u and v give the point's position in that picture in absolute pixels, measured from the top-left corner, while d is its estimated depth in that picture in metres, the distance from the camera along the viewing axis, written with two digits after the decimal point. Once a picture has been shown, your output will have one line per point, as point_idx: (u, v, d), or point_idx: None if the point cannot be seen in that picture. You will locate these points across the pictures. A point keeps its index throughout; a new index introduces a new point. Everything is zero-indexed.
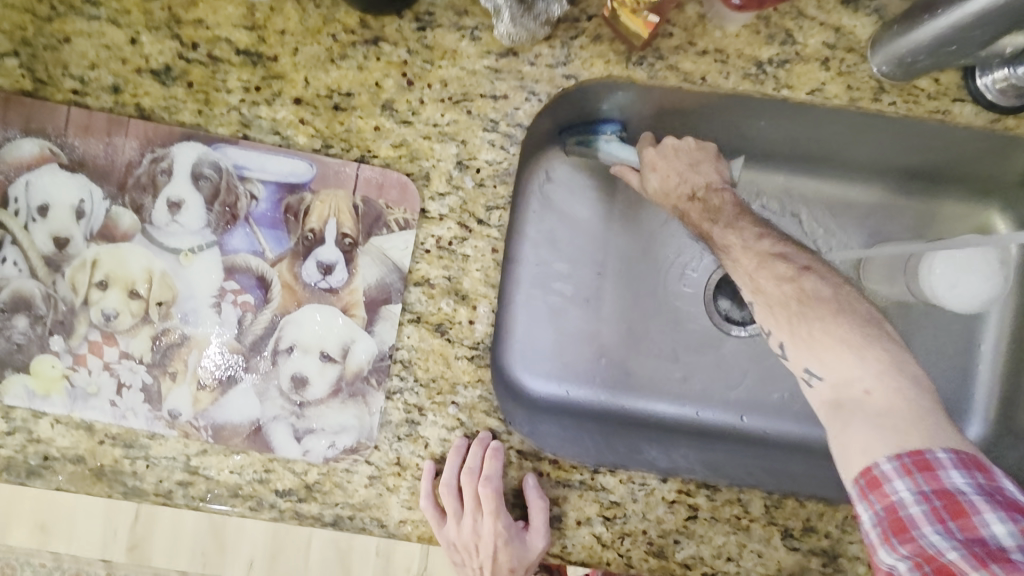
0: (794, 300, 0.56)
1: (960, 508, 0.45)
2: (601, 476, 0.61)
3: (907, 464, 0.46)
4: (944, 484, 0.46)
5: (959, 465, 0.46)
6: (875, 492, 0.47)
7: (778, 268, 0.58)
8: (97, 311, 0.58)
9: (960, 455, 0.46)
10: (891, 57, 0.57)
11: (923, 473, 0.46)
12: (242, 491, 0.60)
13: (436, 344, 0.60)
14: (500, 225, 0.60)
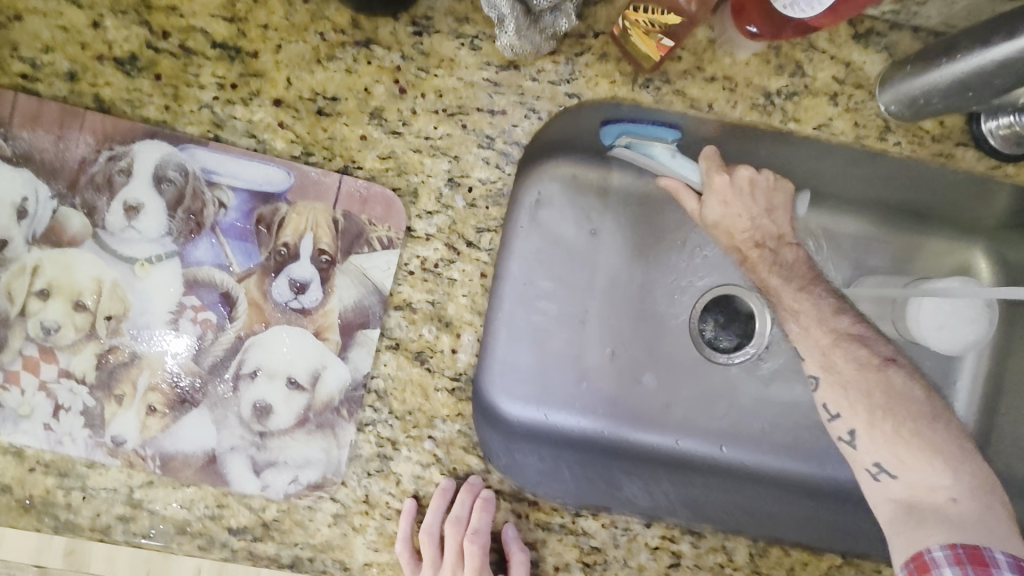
0: (880, 392, 0.53)
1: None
2: (583, 519, 0.57)
3: (959, 555, 0.45)
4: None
5: (1012, 568, 0.44)
6: None
7: (858, 355, 0.54)
8: (36, 323, 0.52)
9: (1017, 562, 0.45)
10: (902, 97, 0.55)
11: (951, 565, 0.44)
12: (191, 527, 0.54)
13: (414, 373, 0.55)
14: (490, 248, 0.56)
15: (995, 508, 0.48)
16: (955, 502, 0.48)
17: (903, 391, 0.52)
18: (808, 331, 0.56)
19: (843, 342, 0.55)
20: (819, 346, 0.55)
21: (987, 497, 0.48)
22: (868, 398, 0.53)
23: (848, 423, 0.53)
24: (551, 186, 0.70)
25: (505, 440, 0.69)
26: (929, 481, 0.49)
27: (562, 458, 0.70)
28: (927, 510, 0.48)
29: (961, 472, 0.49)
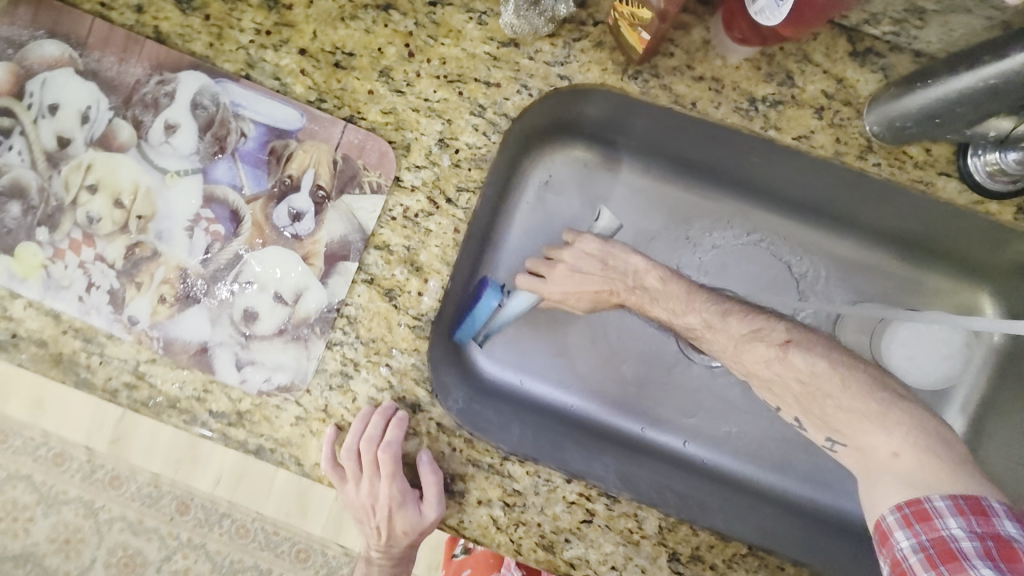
0: (794, 382, 0.61)
1: (950, 551, 0.48)
2: (509, 463, 0.63)
3: (906, 515, 0.51)
4: (938, 529, 0.49)
5: (956, 512, 0.49)
6: (885, 545, 0.52)
7: (757, 351, 0.63)
8: (83, 212, 0.62)
9: (958, 502, 0.49)
10: (882, 118, 0.56)
11: (902, 527, 0.51)
12: (180, 403, 0.64)
13: (382, 307, 0.62)
14: (466, 207, 0.62)
15: (933, 449, 0.53)
16: (897, 455, 0.53)
17: (803, 369, 0.59)
18: (723, 347, 0.66)
19: (745, 343, 0.64)
20: (727, 351, 0.65)
21: (920, 440, 0.53)
22: (785, 390, 0.61)
23: (790, 412, 0.63)
24: (559, 172, 0.84)
25: (466, 382, 0.78)
26: (863, 444, 0.56)
27: (526, 412, 0.80)
28: (877, 468, 0.54)
29: (891, 427, 0.55)
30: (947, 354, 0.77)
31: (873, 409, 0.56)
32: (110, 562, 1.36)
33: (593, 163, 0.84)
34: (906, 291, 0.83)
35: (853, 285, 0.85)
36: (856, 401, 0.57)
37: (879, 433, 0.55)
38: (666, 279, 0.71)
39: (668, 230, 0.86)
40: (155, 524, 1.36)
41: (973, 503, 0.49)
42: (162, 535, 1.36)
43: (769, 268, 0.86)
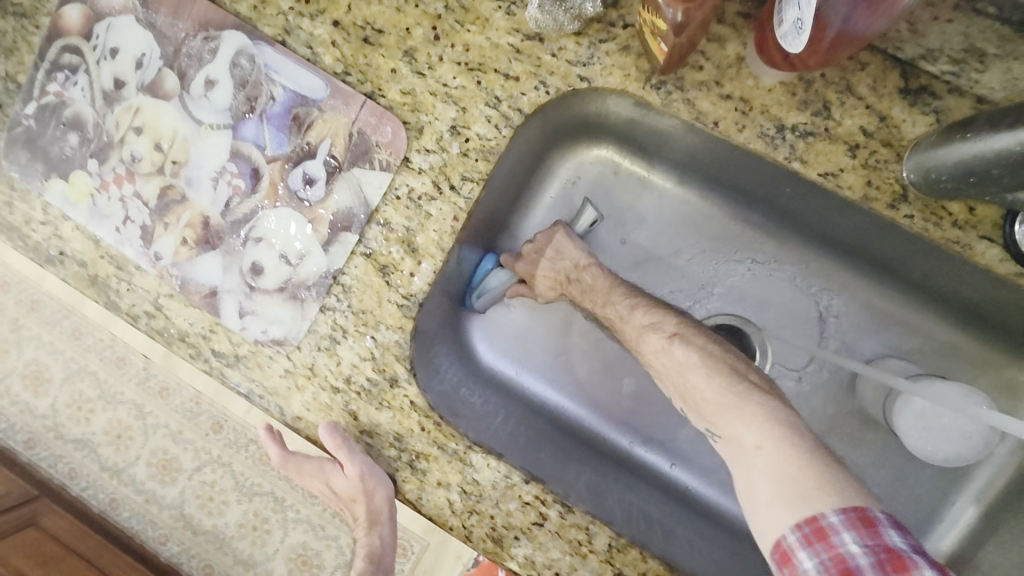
0: (676, 373, 0.64)
1: (848, 568, 0.47)
2: (473, 453, 0.65)
3: (806, 533, 0.49)
4: (835, 546, 0.47)
5: (850, 525, 0.47)
6: (788, 565, 0.50)
7: (652, 341, 0.67)
8: (128, 151, 0.68)
9: (849, 515, 0.48)
10: (919, 166, 0.53)
11: (805, 546, 0.49)
12: (188, 338, 0.69)
13: (375, 281, 0.65)
14: (468, 197, 0.63)
15: (790, 438, 0.54)
16: (761, 447, 0.55)
17: (682, 361, 0.63)
18: (624, 331, 0.70)
19: (643, 333, 0.68)
20: (631, 342, 0.70)
21: (778, 430, 0.55)
22: (676, 382, 0.65)
23: (702, 422, 0.63)
24: (588, 173, 0.83)
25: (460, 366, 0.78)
26: (734, 434, 0.58)
27: (517, 403, 0.80)
28: (745, 459, 0.56)
29: (746, 413, 0.57)
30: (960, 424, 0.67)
31: (733, 401, 0.59)
32: (151, 462, 1.48)
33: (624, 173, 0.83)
34: (949, 357, 0.76)
35: (889, 337, 0.78)
36: (716, 390, 0.60)
37: (740, 421, 0.57)
38: (598, 275, 0.74)
39: (695, 248, 0.83)
40: (192, 436, 1.47)
41: (861, 515, 0.48)
42: (197, 447, 1.47)
43: (795, 304, 0.81)
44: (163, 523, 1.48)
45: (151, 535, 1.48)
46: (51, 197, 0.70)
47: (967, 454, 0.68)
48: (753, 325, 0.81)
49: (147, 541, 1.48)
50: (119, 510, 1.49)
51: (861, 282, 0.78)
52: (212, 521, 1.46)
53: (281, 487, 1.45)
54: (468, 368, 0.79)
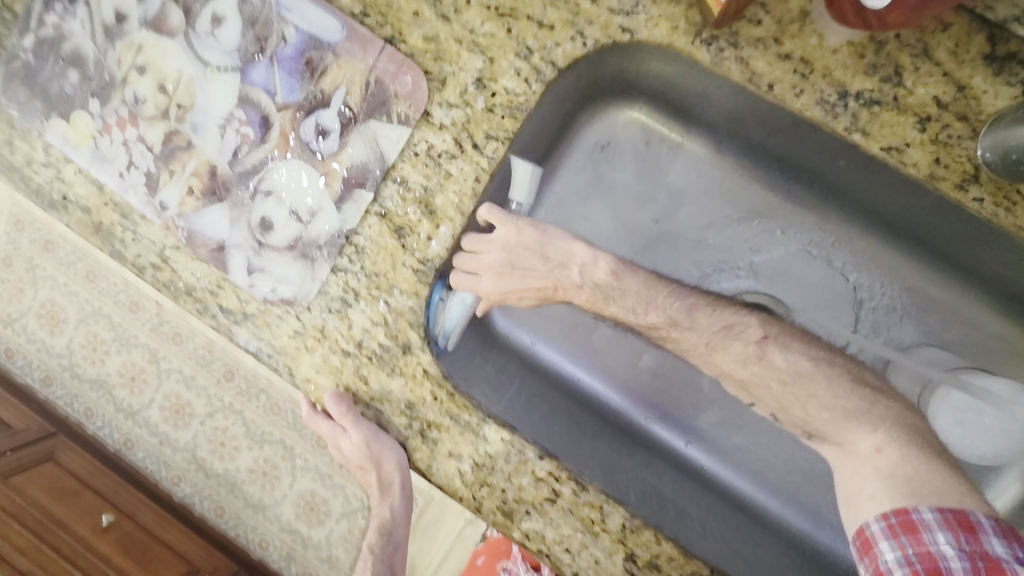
0: (743, 369, 0.65)
1: (937, 567, 0.50)
2: (486, 425, 0.63)
3: (893, 525, 0.54)
4: (924, 543, 0.51)
5: (943, 524, 0.52)
6: (868, 553, 0.55)
7: (734, 350, 0.66)
8: (131, 92, 0.64)
9: (946, 515, 0.52)
10: (998, 144, 0.49)
11: (889, 539, 0.53)
12: (195, 294, 0.66)
13: (390, 243, 0.61)
14: (492, 157, 0.59)
15: (880, 434, 0.60)
16: (837, 429, 0.61)
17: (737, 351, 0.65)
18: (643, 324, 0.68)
19: (669, 327, 0.67)
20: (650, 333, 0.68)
21: (858, 420, 0.61)
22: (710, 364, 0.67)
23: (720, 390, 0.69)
24: (618, 135, 0.78)
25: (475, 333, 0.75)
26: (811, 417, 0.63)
27: (532, 375, 0.77)
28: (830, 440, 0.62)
29: (834, 408, 0.62)
30: (991, 427, 0.64)
31: (803, 380, 0.63)
32: (165, 405, 1.50)
33: (657, 145, 0.78)
34: (991, 348, 0.72)
35: (928, 324, 0.74)
36: (846, 403, 0.62)
37: (863, 429, 0.61)
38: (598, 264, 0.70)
39: (729, 221, 0.79)
40: (204, 383, 1.48)
41: (958, 518, 0.52)
42: (209, 393, 1.48)
43: (826, 285, 0.77)
44: (177, 464, 1.51)
45: (165, 475, 1.51)
46: (52, 138, 0.67)
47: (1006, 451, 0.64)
48: (784, 306, 0.78)
49: (161, 481, 1.51)
50: (134, 449, 1.51)
51: (903, 265, 0.74)
52: (223, 465, 1.49)
53: (291, 435, 1.46)
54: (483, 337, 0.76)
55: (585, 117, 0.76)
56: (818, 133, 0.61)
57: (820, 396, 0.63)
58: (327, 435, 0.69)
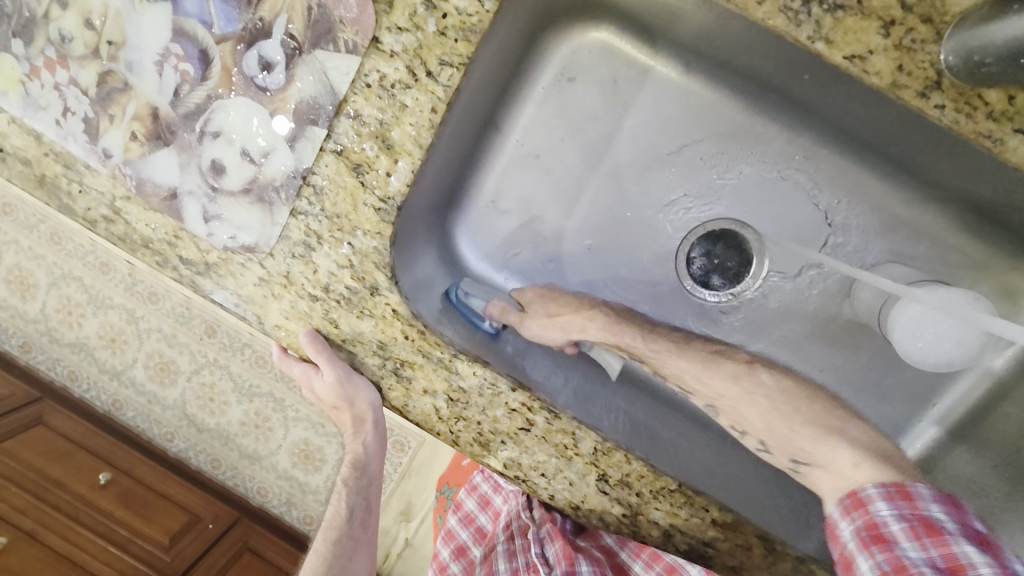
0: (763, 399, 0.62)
1: (881, 535, 0.50)
2: (459, 361, 0.63)
3: (890, 491, 0.51)
4: (870, 514, 0.51)
5: (886, 497, 0.51)
6: (857, 510, 0.52)
7: (726, 368, 0.65)
8: (56, 30, 0.60)
9: (889, 488, 0.51)
10: (961, 47, 0.47)
11: (843, 517, 0.52)
12: (153, 245, 0.64)
13: (349, 182, 0.59)
14: (448, 85, 0.56)
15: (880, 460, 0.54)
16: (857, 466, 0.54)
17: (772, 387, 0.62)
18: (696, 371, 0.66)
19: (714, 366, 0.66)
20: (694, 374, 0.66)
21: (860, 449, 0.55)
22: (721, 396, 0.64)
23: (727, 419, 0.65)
24: (582, 59, 0.76)
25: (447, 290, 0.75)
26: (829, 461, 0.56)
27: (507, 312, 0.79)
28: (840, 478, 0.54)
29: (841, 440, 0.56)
30: (947, 336, 0.64)
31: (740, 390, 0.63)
32: (149, 364, 1.50)
33: (624, 85, 0.77)
34: (953, 261, 0.73)
35: (893, 241, 0.75)
36: (818, 416, 0.59)
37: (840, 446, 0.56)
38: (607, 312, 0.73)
39: (697, 145, 0.78)
40: (186, 340, 1.47)
41: (898, 490, 0.51)
42: (192, 350, 1.48)
43: (796, 206, 0.77)
44: (168, 421, 1.52)
45: (157, 432, 1.53)
46: None
47: (958, 360, 0.66)
48: (752, 230, 0.77)
49: (154, 438, 1.53)
50: (123, 410, 1.53)
51: (868, 184, 0.74)
52: (214, 420, 1.51)
53: (279, 387, 1.48)
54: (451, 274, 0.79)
55: (547, 50, 0.75)
56: (783, 44, 0.60)
57: (790, 407, 0.61)
58: (300, 377, 0.67)
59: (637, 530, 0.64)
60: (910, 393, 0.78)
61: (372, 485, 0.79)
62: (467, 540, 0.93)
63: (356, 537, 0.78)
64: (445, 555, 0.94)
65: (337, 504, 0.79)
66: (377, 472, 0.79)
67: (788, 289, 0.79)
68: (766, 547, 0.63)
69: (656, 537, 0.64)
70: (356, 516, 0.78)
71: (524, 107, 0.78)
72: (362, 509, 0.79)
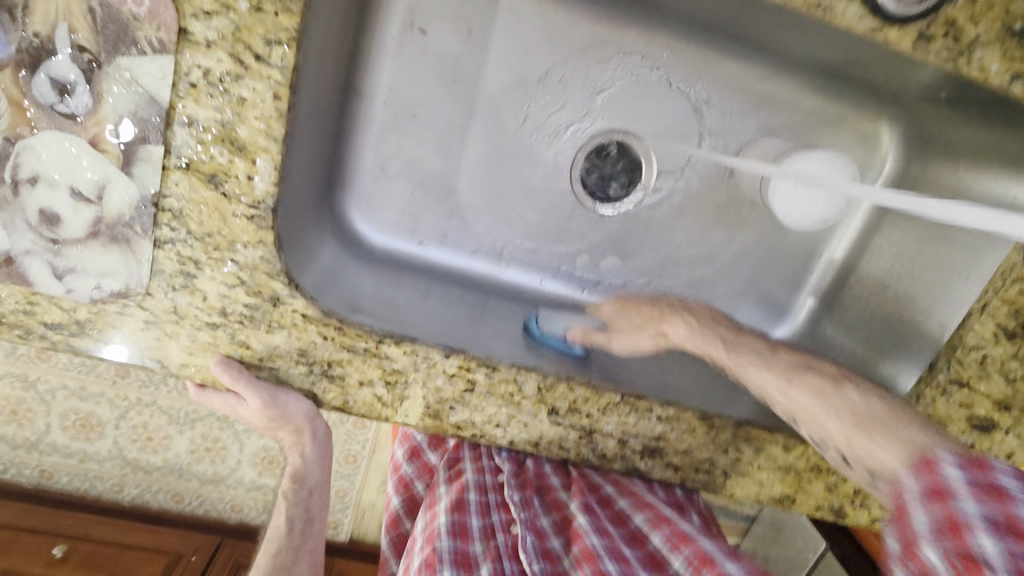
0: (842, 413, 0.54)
1: (956, 522, 0.39)
2: (386, 346, 0.62)
3: (971, 469, 0.41)
4: (937, 473, 0.42)
5: (963, 467, 0.42)
6: (930, 471, 0.43)
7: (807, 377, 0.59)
8: None
9: (967, 459, 0.42)
10: None
11: (913, 476, 0.44)
12: (7, 319, 0.57)
13: (209, 196, 0.54)
14: (283, 66, 0.51)
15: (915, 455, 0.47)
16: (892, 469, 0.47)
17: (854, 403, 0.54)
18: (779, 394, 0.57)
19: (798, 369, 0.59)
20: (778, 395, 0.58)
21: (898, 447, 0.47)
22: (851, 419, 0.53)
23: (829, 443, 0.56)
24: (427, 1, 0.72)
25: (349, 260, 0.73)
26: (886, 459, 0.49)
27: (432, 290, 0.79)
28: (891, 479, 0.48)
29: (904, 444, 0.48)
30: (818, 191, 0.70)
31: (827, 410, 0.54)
32: (66, 425, 1.36)
33: (479, 30, 0.74)
34: (813, 122, 0.79)
35: (761, 116, 0.79)
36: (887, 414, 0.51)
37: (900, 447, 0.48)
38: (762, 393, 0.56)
39: (563, 65, 0.76)
40: (98, 390, 1.33)
41: (974, 459, 0.42)
42: (111, 397, 1.34)
43: (670, 102, 0.79)
44: (110, 473, 1.43)
45: (103, 488, 1.45)
46: None
47: (832, 216, 0.72)
48: (636, 137, 0.80)
49: (103, 493, 1.45)
50: (56, 477, 1.42)
51: (729, 67, 0.77)
52: (160, 457, 1.42)
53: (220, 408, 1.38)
54: (353, 254, 0.76)
55: None
56: None
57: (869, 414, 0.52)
58: (223, 407, 0.63)
59: (596, 446, 0.68)
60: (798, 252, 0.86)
61: (313, 495, 0.75)
62: (421, 443, 0.97)
63: (297, 548, 0.75)
64: (401, 454, 0.99)
65: (279, 517, 0.76)
66: (317, 481, 0.74)
67: (680, 185, 0.82)
68: (708, 424, 0.68)
69: (613, 447, 0.69)
70: (296, 527, 0.75)
71: (380, 70, 0.73)
72: (303, 520, 0.75)
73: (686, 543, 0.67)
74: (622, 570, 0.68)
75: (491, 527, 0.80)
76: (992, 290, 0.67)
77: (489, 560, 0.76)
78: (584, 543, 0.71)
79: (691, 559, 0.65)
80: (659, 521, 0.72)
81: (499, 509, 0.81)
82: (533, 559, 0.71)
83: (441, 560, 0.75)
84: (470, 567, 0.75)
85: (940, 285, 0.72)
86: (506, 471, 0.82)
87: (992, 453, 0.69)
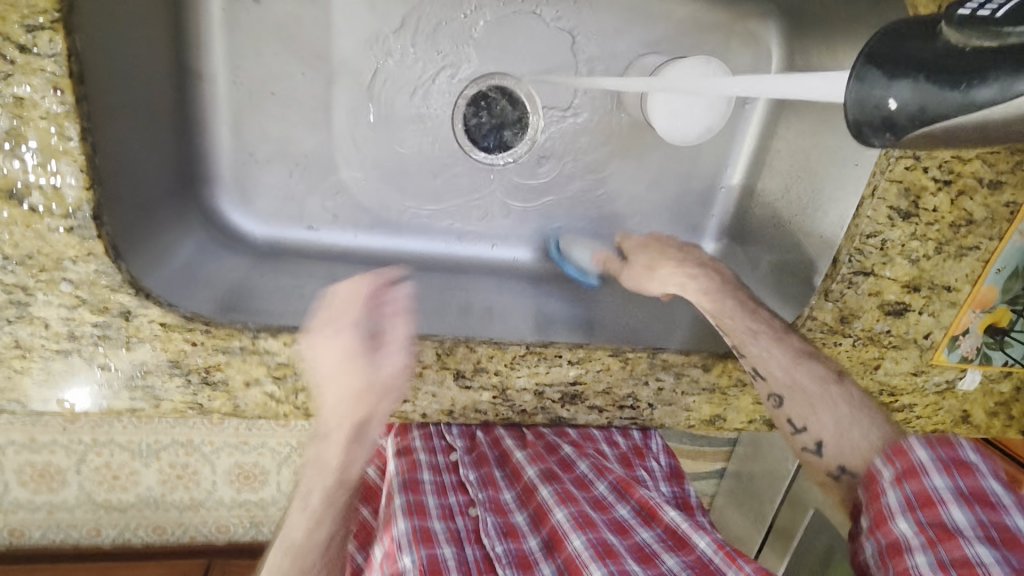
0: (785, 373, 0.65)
1: (930, 500, 0.50)
2: (263, 340, 0.58)
3: (942, 460, 0.52)
4: (924, 484, 0.51)
5: (961, 502, 0.50)
6: (909, 479, 0.52)
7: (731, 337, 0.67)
8: None
9: (939, 451, 0.53)
10: None
11: (885, 464, 0.55)
12: None
13: (16, 214, 0.49)
14: (55, 54, 0.46)
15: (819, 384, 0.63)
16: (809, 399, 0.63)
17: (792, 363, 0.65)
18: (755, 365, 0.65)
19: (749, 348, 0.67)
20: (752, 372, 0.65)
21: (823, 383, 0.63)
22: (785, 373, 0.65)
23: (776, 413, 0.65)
24: None
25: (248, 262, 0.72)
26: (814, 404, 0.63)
27: (328, 274, 0.75)
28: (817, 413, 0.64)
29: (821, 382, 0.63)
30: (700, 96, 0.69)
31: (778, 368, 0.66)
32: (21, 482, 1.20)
33: None
34: (691, 31, 0.75)
35: (638, 34, 0.75)
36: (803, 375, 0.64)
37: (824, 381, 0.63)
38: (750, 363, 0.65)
39: (416, 13, 0.71)
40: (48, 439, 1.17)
41: (941, 438, 0.54)
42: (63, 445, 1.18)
43: (539, 34, 0.74)
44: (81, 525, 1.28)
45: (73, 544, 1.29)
46: None
47: (716, 122, 0.72)
48: (511, 77, 0.76)
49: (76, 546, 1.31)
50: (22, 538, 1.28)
51: None
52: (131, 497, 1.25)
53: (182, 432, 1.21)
54: (229, 249, 0.72)
55: None
56: None
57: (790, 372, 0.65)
58: None
59: (513, 403, 0.66)
60: (705, 166, 0.83)
61: None
62: None
63: None
64: None
65: None
66: None
67: (567, 120, 0.79)
68: (620, 359, 0.67)
69: (531, 401, 0.66)
70: None
71: (213, 47, 0.68)
72: None
73: (661, 514, 0.71)
74: (590, 540, 0.67)
75: (449, 508, 0.74)
76: (878, 172, 0.64)
77: (450, 540, 0.69)
78: (552, 520, 0.71)
79: (664, 537, 0.70)
80: (626, 489, 0.75)
81: (454, 491, 0.76)
82: (497, 542, 0.70)
83: (402, 543, 0.65)
84: (432, 542, 0.67)
85: (837, 177, 0.70)
86: (460, 449, 0.79)
87: (910, 335, 0.70)
